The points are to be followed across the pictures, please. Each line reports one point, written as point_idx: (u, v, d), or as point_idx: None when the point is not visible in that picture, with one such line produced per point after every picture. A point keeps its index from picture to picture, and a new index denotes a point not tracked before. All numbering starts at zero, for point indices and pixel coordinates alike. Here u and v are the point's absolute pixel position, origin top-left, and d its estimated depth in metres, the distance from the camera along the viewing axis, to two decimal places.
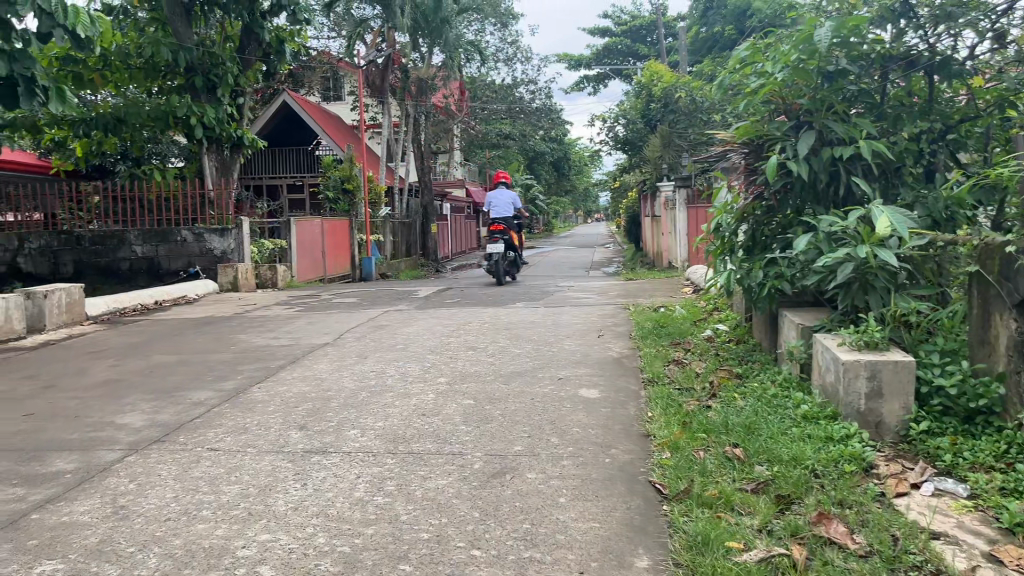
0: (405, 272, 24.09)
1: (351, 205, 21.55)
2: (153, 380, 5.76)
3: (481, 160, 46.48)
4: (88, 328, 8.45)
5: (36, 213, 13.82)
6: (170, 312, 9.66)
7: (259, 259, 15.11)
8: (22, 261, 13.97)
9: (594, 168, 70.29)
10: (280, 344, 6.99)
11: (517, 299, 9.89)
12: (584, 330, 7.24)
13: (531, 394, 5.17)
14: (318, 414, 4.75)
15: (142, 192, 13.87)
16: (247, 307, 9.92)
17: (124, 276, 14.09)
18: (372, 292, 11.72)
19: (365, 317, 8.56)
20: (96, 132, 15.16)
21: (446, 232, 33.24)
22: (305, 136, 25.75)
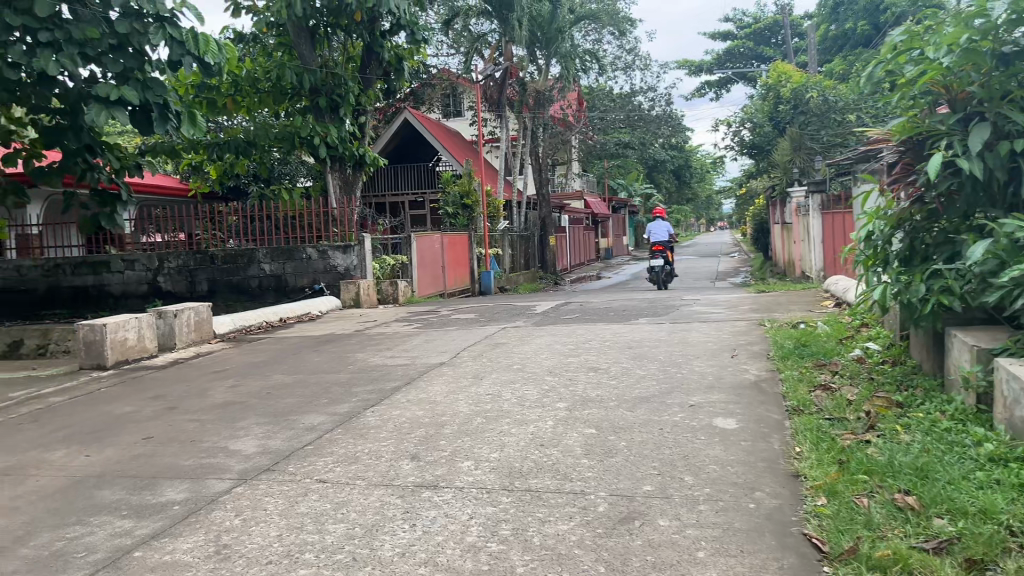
0: (524, 286, 23.96)
1: (470, 219, 21.53)
2: (269, 401, 5.69)
3: (600, 170, 45.99)
4: (215, 346, 8.62)
5: (180, 234, 14.33)
6: (293, 329, 9.78)
7: (381, 275, 15.28)
8: (162, 280, 14.58)
9: (717, 175, 68.31)
10: (397, 364, 6.83)
11: (640, 315, 9.41)
12: (714, 349, 6.70)
13: (660, 422, 4.73)
14: (431, 443, 4.49)
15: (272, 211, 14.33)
16: (366, 324, 9.91)
17: (254, 293, 14.46)
18: (491, 307, 11.52)
19: (482, 334, 8.32)
20: (229, 155, 15.78)
21: (566, 244, 32.96)
22: (426, 153, 26.12)
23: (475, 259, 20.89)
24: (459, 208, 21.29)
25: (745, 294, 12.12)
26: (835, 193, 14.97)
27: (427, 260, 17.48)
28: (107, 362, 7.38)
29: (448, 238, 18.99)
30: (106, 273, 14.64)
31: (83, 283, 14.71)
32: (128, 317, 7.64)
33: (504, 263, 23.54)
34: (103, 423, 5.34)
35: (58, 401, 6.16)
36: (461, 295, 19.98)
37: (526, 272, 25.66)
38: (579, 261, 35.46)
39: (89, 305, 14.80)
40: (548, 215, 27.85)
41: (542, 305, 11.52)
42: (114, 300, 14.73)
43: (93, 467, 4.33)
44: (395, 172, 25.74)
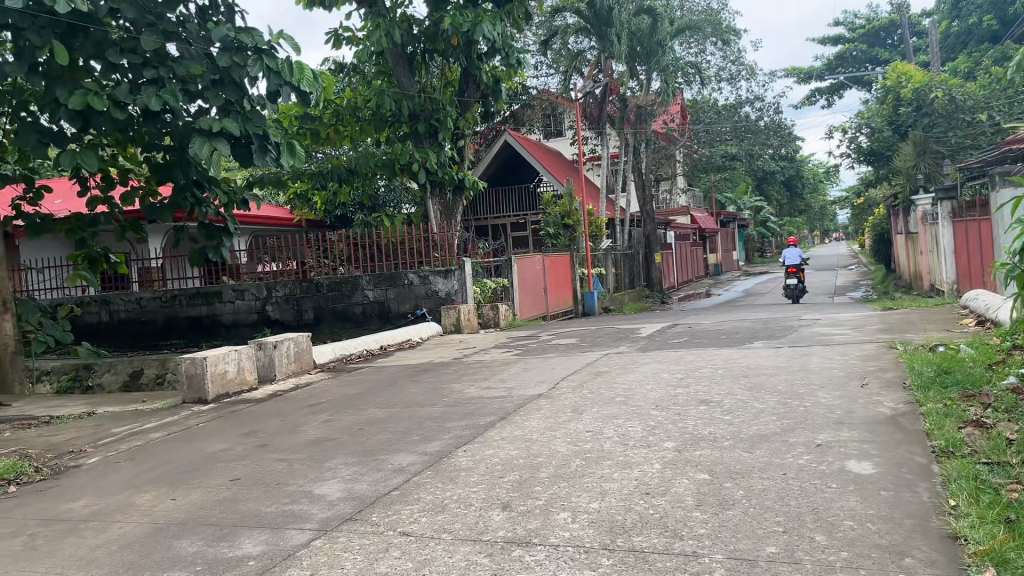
0: (629, 306, 23.36)
1: (572, 239, 21.20)
2: (360, 438, 5.46)
3: (706, 185, 44.73)
4: (315, 377, 8.55)
5: (292, 263, 14.59)
6: (392, 358, 9.65)
7: (483, 299, 15.10)
8: (270, 309, 14.86)
9: (831, 185, 65.40)
10: (493, 396, 6.50)
11: (753, 337, 8.77)
12: (840, 377, 6.05)
13: (784, 465, 4.18)
14: (526, 488, 4.11)
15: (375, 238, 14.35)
16: (464, 352, 9.67)
17: (358, 320, 14.52)
18: (594, 331, 11.08)
19: (584, 361, 7.91)
20: (333, 183, 16.01)
21: (672, 261, 32.09)
22: (526, 174, 25.99)
23: (578, 279, 20.53)
24: (559, 229, 20.84)
25: (869, 312, 11.20)
26: (969, 199, 13.69)
27: (528, 282, 17.23)
28: (207, 396, 7.38)
29: (549, 259, 18.70)
30: (219, 303, 15.07)
31: (198, 313, 15.17)
32: (228, 350, 7.64)
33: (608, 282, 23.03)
34: (195, 462, 5.24)
35: (157, 437, 6.14)
36: (565, 317, 19.63)
37: (631, 291, 25.04)
38: (687, 279, 34.46)
39: (202, 334, 15.24)
40: (653, 233, 27.18)
41: (647, 327, 11.00)
42: (226, 329, 15.12)
43: (176, 513, 4.17)
44: (496, 194, 25.71)
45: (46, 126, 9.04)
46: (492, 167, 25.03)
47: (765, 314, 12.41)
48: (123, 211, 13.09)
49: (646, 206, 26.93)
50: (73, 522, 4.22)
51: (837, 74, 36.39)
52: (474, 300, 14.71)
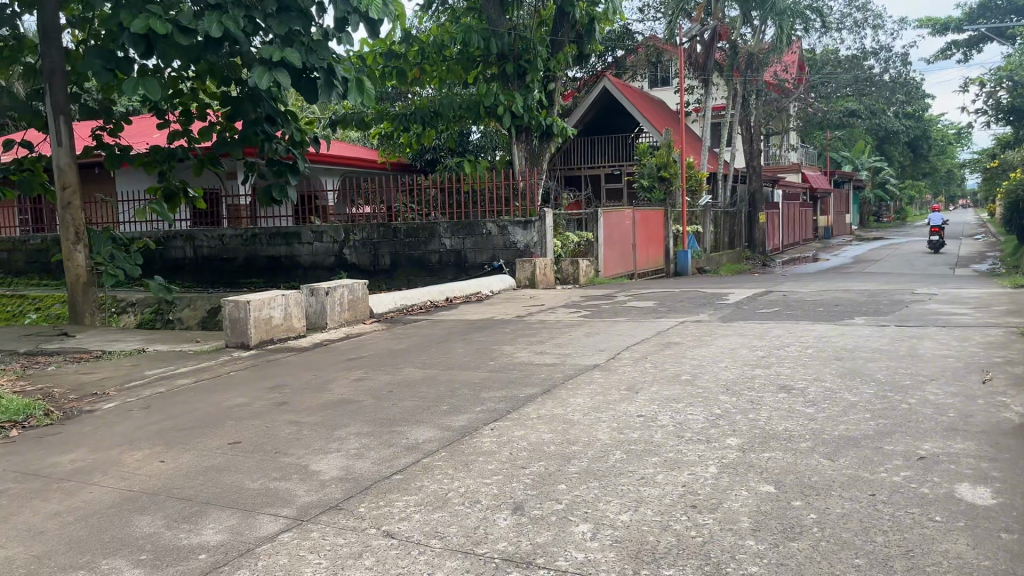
0: (725, 267, 22.09)
1: (667, 192, 20.06)
2: (385, 404, 4.89)
3: (821, 142, 42.02)
4: (368, 327, 8.08)
5: (383, 206, 14.21)
6: (455, 311, 9.09)
7: (563, 253, 14.35)
8: (348, 252, 14.59)
9: (962, 147, 60.63)
10: (543, 363, 5.81)
11: (855, 312, 7.71)
12: (956, 368, 5.05)
13: (875, 483, 3.32)
14: (547, 487, 3.41)
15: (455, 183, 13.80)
16: (531, 310, 9.00)
17: (434, 268, 14.06)
18: (677, 294, 10.19)
19: (656, 329, 7.10)
20: (417, 124, 15.55)
21: (778, 222, 30.31)
22: (626, 124, 24.84)
23: (671, 236, 19.49)
24: (655, 180, 20.02)
25: (996, 288, 9.82)
26: None
27: (615, 237, 16.42)
28: (249, 342, 7.01)
29: (640, 214, 17.71)
30: (298, 244, 14.93)
31: (277, 253, 15.09)
32: (274, 294, 7.23)
33: (705, 241, 21.78)
34: (204, 418, 4.79)
35: (183, 384, 5.77)
36: (654, 276, 18.71)
37: (730, 252, 23.71)
38: (793, 241, 32.57)
39: (280, 274, 15.16)
40: (758, 190, 25.69)
41: (736, 293, 10.04)
42: (303, 271, 14.98)
43: (155, 480, 3.69)
44: (592, 145, 24.70)
45: (115, 52, 8.86)
46: (588, 114, 23.97)
47: (873, 283, 11.18)
48: (202, 146, 13.02)
49: (752, 161, 25.38)
50: (49, 480, 3.80)
51: (978, 24, 33.04)
52: (554, 254, 13.98)
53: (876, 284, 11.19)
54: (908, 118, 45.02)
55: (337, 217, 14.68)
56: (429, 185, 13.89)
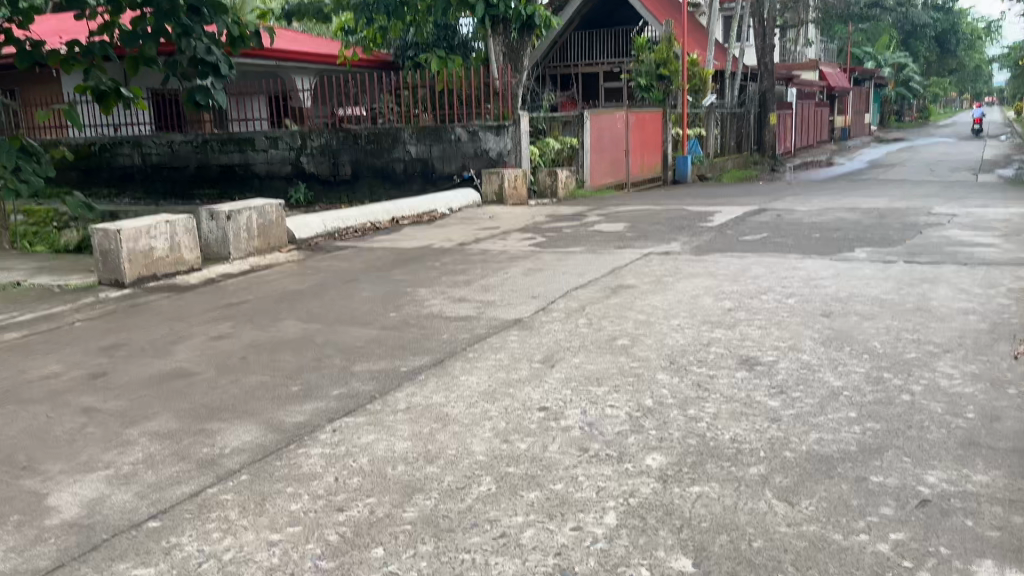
0: (730, 173, 20.58)
1: (668, 92, 18.28)
2: (223, 382, 3.73)
3: (842, 36, 39.44)
4: (282, 258, 6.91)
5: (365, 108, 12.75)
6: (395, 236, 7.85)
7: (542, 163, 13.02)
8: (305, 160, 13.37)
9: (992, 41, 57.33)
10: (455, 317, 4.62)
11: (857, 240, 6.44)
12: (978, 334, 3.82)
13: (848, 557, 2.15)
14: (355, 554, 2.26)
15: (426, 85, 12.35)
16: (481, 234, 7.76)
17: (400, 179, 12.83)
18: (656, 212, 8.90)
19: (612, 265, 5.86)
20: (381, 15, 13.85)
21: (792, 123, 28.44)
22: (629, 16, 22.81)
23: (670, 141, 17.98)
24: (654, 79, 18.26)
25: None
26: None
27: (605, 143, 14.98)
28: (124, 279, 5.83)
29: (635, 116, 16.16)
30: (252, 151, 13.68)
31: (230, 161, 13.85)
32: (156, 222, 6.01)
33: (708, 146, 20.16)
34: None
35: (7, 340, 4.65)
36: (649, 184, 17.32)
37: (736, 157, 22.13)
38: (807, 143, 30.75)
39: (234, 185, 13.96)
40: (769, 89, 23.92)
41: (724, 212, 8.74)
42: (260, 182, 13.80)
43: None
44: (590, 39, 22.78)
45: None
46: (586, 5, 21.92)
47: (883, 198, 9.85)
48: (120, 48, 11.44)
49: (764, 58, 23.46)
50: None
51: None
52: (530, 165, 12.59)
53: (886, 199, 9.86)
54: (937, 10, 42.17)
55: (314, 121, 13.22)
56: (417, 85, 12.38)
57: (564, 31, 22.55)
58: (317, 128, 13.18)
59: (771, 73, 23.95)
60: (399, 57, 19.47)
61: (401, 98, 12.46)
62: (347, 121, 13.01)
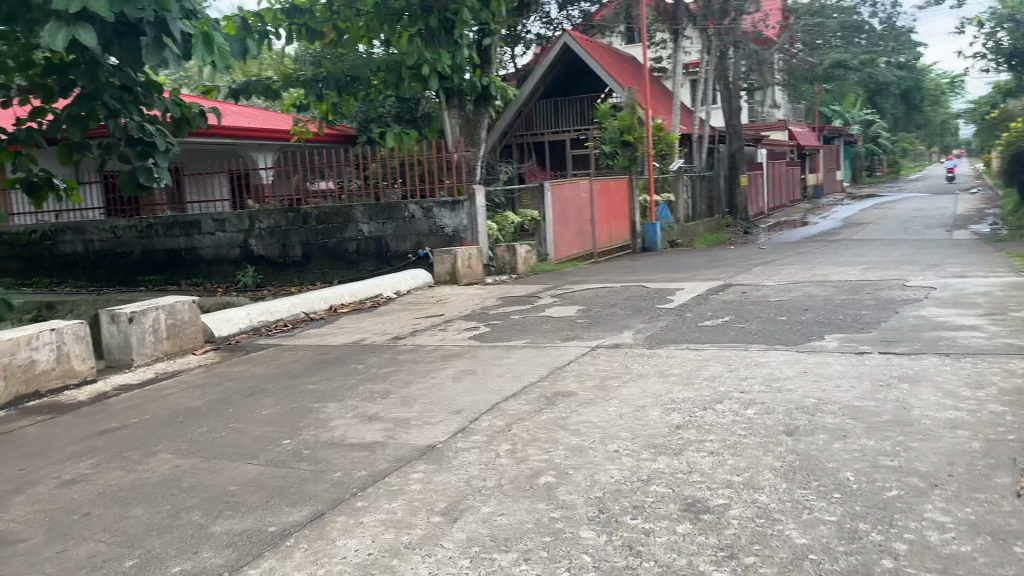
0: (702, 238, 20.20)
1: (634, 158, 17.87)
2: (44, 555, 2.99)
3: (810, 97, 39.94)
4: (194, 362, 6.21)
5: (330, 184, 12.05)
6: (327, 329, 7.18)
7: (501, 237, 12.50)
8: (254, 243, 12.79)
9: (956, 96, 58.51)
10: (357, 444, 3.91)
11: (827, 323, 5.85)
12: (971, 459, 3.15)
13: None
14: None
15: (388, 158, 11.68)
16: (420, 325, 7.10)
17: (352, 259, 12.26)
18: (615, 292, 8.30)
19: (554, 363, 5.20)
20: (332, 91, 13.52)
21: (763, 183, 28.30)
22: (594, 84, 22.71)
23: (638, 208, 17.58)
24: (619, 145, 17.85)
25: (1008, 273, 7.95)
26: None
27: (569, 213, 14.53)
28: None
29: (599, 184, 15.76)
30: (198, 235, 13.07)
31: (176, 246, 13.24)
32: (39, 331, 5.31)
33: (678, 211, 19.78)
34: None
35: None
36: (619, 253, 16.84)
37: (708, 221, 21.79)
38: (780, 203, 30.60)
39: (180, 270, 13.31)
40: (738, 151, 23.79)
41: (687, 289, 8.15)
42: (207, 266, 13.14)
43: None
44: (556, 107, 22.61)
45: None
46: (550, 74, 21.80)
47: (855, 266, 9.33)
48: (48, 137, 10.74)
49: (731, 120, 23.40)
50: None
51: None
52: (488, 241, 12.03)
53: (859, 266, 9.32)
54: (901, 68, 42.90)
55: (275, 199, 12.54)
56: (380, 159, 11.75)
57: (529, 100, 22.36)
58: (282, 206, 12.47)
59: (739, 136, 23.85)
60: (363, 131, 19.08)
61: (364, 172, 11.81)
62: (310, 200, 12.36)
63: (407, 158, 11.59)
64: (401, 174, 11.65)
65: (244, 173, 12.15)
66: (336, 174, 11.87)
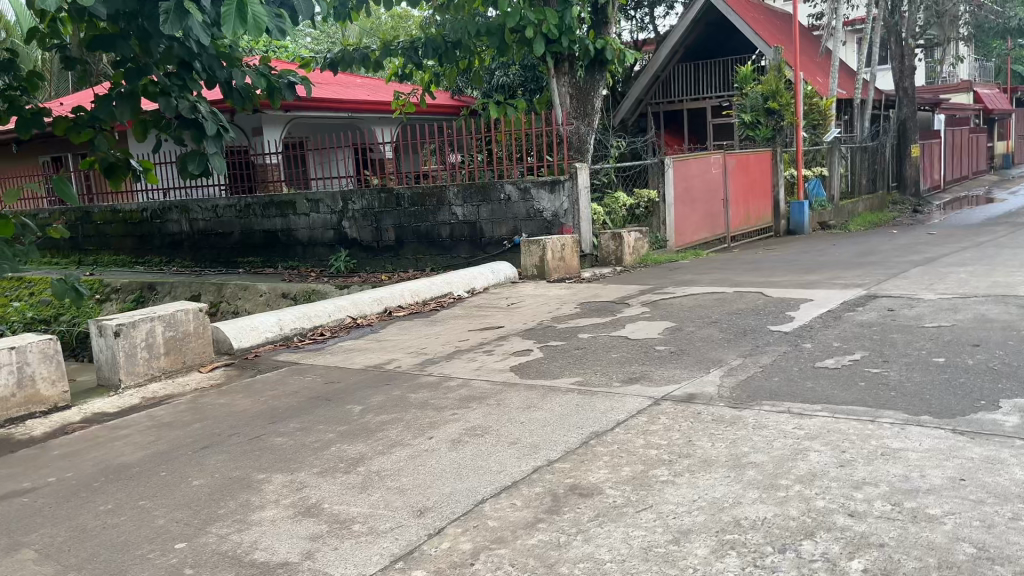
0: (861, 217, 17.70)
1: (778, 128, 15.70)
2: None
3: (1002, 53, 35.00)
4: (192, 383, 5.29)
5: (460, 160, 10.81)
6: (363, 343, 6.08)
7: (609, 223, 11.03)
8: (347, 225, 12.01)
9: None
10: (257, 569, 2.71)
11: (1002, 375, 4.10)
12: None
13: None
14: None
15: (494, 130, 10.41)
16: (468, 341, 5.85)
17: (446, 245, 11.21)
18: (723, 302, 6.68)
19: (593, 426, 3.81)
20: (432, 60, 12.48)
21: (940, 153, 24.79)
22: (741, 45, 20.35)
23: (783, 185, 15.47)
24: (761, 114, 15.70)
25: None
26: None
27: (696, 191, 12.78)
28: None
29: (735, 159, 13.85)
30: (293, 215, 12.48)
31: (272, 227, 12.73)
32: None
33: (832, 187, 17.34)
34: None
35: None
36: (757, 235, 14.86)
37: (869, 197, 19.11)
38: (960, 176, 26.84)
39: (277, 253, 12.81)
40: (910, 118, 20.88)
41: (815, 301, 6.42)
42: (302, 248, 12.55)
43: None
44: (696, 71, 20.48)
45: None
46: (692, 35, 19.74)
47: None
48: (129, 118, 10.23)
49: (902, 82, 20.54)
50: None
51: None
52: (593, 229, 10.59)
53: None
54: None
55: (396, 177, 11.55)
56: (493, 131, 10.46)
57: (667, 64, 20.37)
58: (391, 183, 11.57)
59: (911, 100, 20.92)
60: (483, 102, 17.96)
61: (471, 147, 10.61)
62: (433, 179, 11.18)
63: (514, 131, 10.27)
64: (506, 147, 10.44)
65: (366, 147, 11.19)
66: (458, 147, 10.66)
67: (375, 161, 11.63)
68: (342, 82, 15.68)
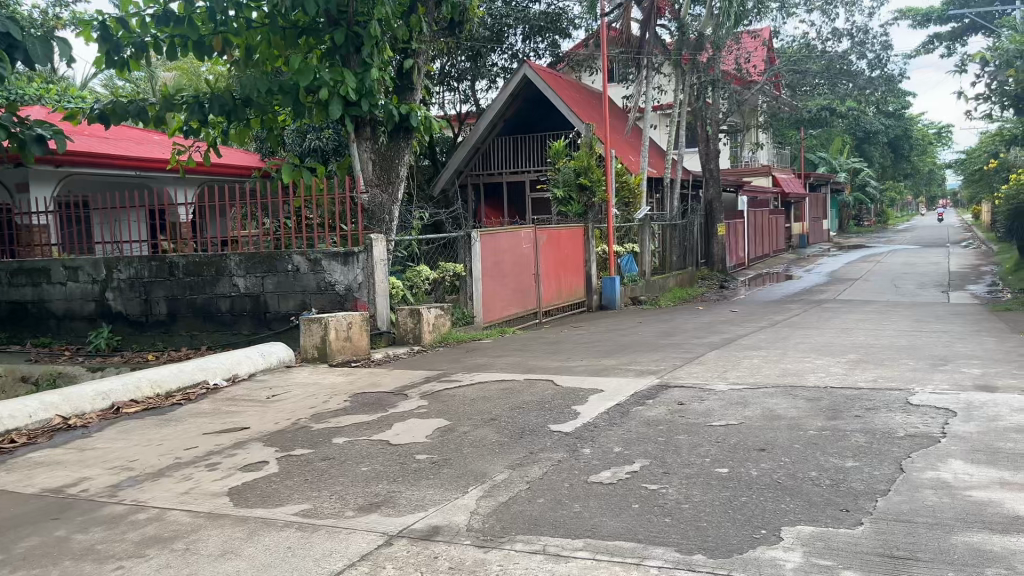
0: (671, 293, 18.03)
1: (589, 204, 15.73)
2: None
3: (796, 142, 38.24)
4: None
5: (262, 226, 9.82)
6: (59, 455, 4.84)
7: (410, 299, 10.25)
8: (111, 297, 10.57)
9: (942, 143, 57.98)
10: None
11: (786, 493, 3.59)
12: None
13: None
14: None
15: (286, 197, 9.41)
16: (194, 450, 4.77)
17: (226, 320, 10.02)
18: (510, 393, 6.02)
19: None
20: (218, 117, 11.42)
21: (744, 232, 26.22)
22: (558, 122, 20.64)
23: (595, 260, 15.45)
24: (573, 190, 15.62)
25: None
26: None
27: (506, 266, 12.30)
28: None
29: (546, 233, 13.60)
30: (47, 284, 10.85)
31: (22, 298, 11.03)
32: None
33: (644, 263, 17.59)
34: None
35: None
36: (570, 310, 14.64)
37: (679, 273, 19.60)
38: (762, 253, 28.51)
39: (27, 327, 11.08)
40: (716, 198, 21.90)
41: (605, 392, 5.89)
42: (57, 323, 10.91)
43: None
44: (515, 144, 20.50)
45: None
46: (510, 110, 19.84)
47: (840, 354, 7.11)
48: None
49: (708, 164, 21.59)
50: None
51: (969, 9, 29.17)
52: (390, 304, 9.76)
53: (845, 355, 7.07)
54: (888, 116, 41.64)
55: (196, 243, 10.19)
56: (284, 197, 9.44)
57: (487, 136, 20.27)
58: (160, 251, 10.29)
59: (716, 181, 21.99)
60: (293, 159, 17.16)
61: (262, 213, 9.59)
62: (241, 245, 9.92)
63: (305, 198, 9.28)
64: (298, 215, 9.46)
65: (161, 207, 9.79)
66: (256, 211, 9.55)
67: (172, 225, 10.29)
68: (124, 137, 14.22)
